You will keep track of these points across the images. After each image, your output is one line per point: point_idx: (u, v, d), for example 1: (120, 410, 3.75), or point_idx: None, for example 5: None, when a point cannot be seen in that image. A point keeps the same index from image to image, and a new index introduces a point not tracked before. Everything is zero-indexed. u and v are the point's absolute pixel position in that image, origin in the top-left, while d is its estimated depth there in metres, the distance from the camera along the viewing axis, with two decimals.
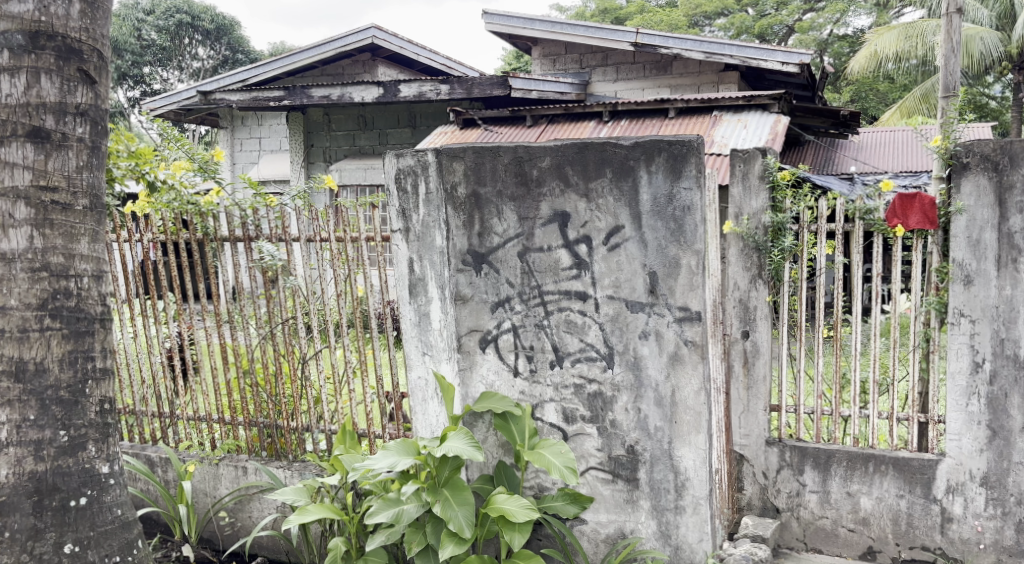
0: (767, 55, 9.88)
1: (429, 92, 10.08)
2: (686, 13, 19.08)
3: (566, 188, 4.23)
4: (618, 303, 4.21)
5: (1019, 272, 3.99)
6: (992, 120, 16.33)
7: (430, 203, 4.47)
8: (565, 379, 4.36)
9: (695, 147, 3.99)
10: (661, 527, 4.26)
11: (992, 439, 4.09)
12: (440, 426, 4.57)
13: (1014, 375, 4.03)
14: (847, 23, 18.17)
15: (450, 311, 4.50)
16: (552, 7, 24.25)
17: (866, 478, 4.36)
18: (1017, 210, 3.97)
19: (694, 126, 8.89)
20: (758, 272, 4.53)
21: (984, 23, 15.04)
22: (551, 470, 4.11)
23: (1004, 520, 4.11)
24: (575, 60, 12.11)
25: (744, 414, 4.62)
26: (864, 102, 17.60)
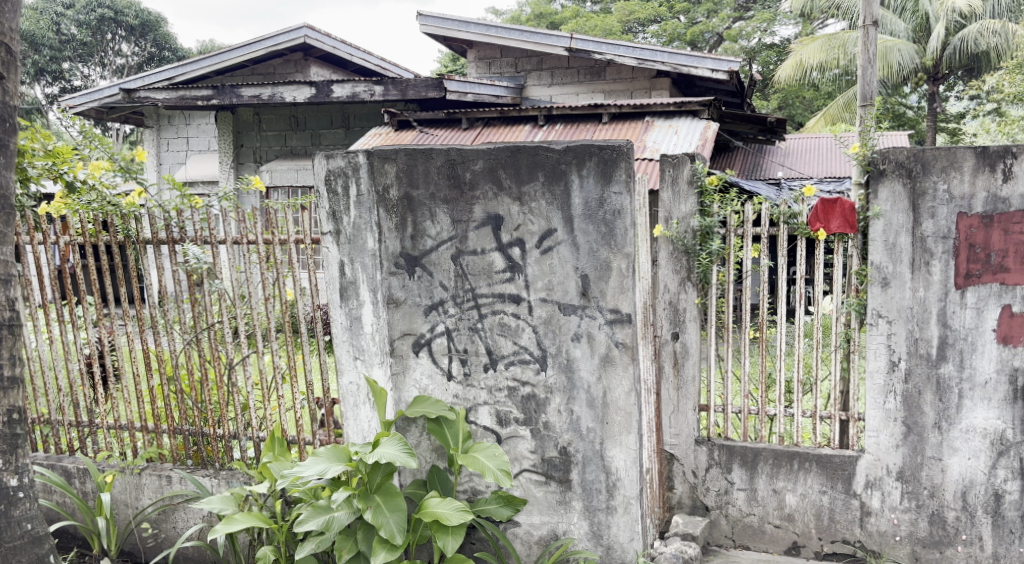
0: (697, 62, 10.08)
1: (363, 93, 9.98)
2: (619, 19, 19.30)
3: (499, 192, 4.24)
4: (551, 306, 4.24)
5: (931, 274, 4.16)
6: (910, 128, 17.02)
7: (362, 205, 4.42)
8: (498, 382, 4.37)
9: (624, 152, 4.05)
10: (593, 527, 4.30)
11: (907, 435, 4.26)
12: (371, 432, 4.52)
13: (927, 373, 4.20)
14: (774, 32, 18.70)
15: (382, 315, 4.47)
16: (486, 10, 24.26)
17: (791, 475, 4.48)
18: (929, 215, 4.15)
19: (627, 131, 9.02)
20: (687, 274, 4.62)
21: (901, 36, 15.67)
22: (484, 474, 4.10)
23: (918, 512, 4.28)
24: (510, 64, 12.14)
25: (674, 414, 4.69)
26: (791, 109, 18.16)
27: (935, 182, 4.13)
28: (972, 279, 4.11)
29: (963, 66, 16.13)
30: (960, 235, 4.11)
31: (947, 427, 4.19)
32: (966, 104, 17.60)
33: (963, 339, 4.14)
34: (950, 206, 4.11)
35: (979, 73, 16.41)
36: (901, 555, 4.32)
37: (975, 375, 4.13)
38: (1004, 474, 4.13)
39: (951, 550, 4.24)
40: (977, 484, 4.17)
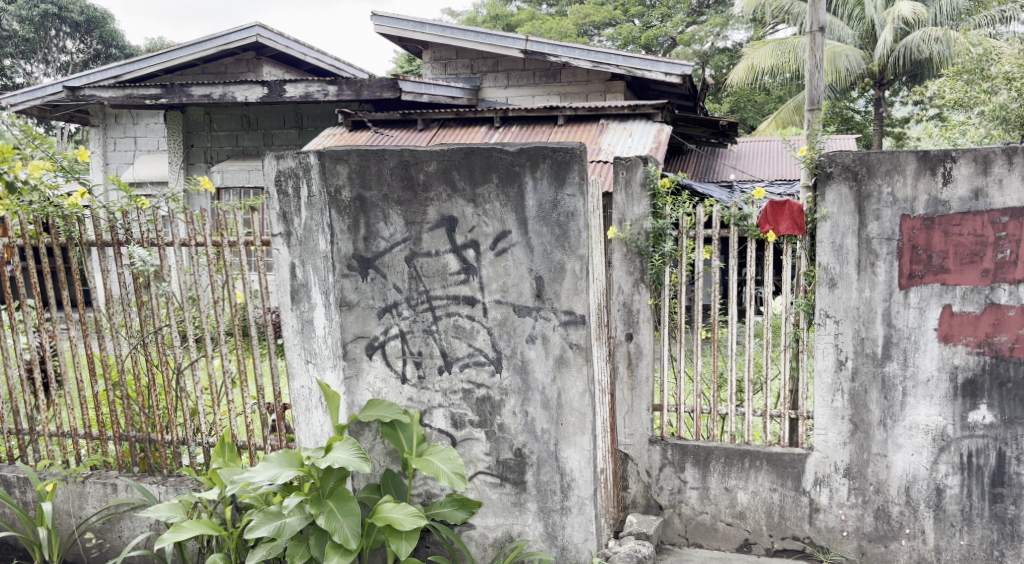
0: (651, 65, 10.19)
1: (316, 94, 9.88)
2: (574, 22, 19.42)
3: (453, 194, 4.24)
4: (506, 307, 4.24)
5: (877, 275, 4.26)
6: (857, 133, 17.42)
7: (313, 206, 4.37)
8: (453, 385, 4.36)
9: (577, 154, 4.08)
10: (548, 528, 4.32)
11: (854, 432, 4.35)
12: (324, 436, 4.46)
13: (873, 372, 4.30)
14: (726, 36, 18.97)
15: (334, 318, 4.42)
16: (442, 10, 24.16)
17: (742, 473, 4.54)
18: (874, 217, 4.24)
19: (582, 134, 9.07)
20: (640, 276, 4.65)
21: (849, 42, 16.05)
22: (439, 477, 4.08)
23: (864, 508, 4.37)
24: (466, 65, 12.12)
25: (628, 414, 4.73)
26: (743, 112, 18.45)
27: (879, 185, 4.22)
28: (915, 280, 4.21)
29: (907, 73, 16.56)
30: (903, 237, 4.21)
31: (892, 424, 4.29)
32: (911, 109, 18.06)
33: (906, 338, 4.24)
34: (894, 208, 4.21)
35: (922, 79, 16.86)
36: (848, 550, 4.42)
37: (918, 373, 4.24)
38: (945, 469, 4.24)
39: (895, 544, 4.34)
40: (920, 479, 4.28)
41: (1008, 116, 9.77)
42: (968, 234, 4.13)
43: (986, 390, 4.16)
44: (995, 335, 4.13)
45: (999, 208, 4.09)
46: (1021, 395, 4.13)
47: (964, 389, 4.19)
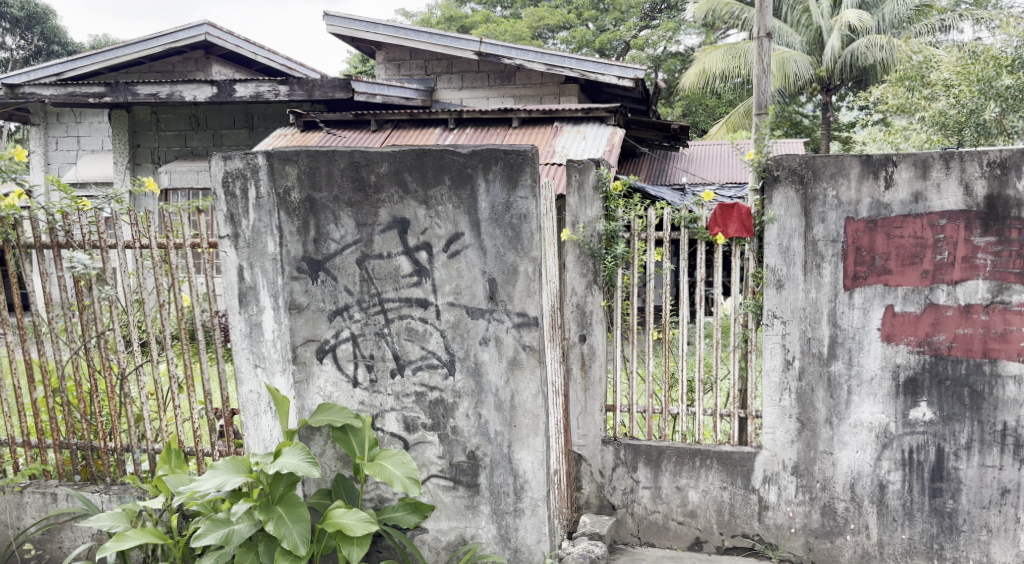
0: (604, 69, 10.27)
1: (267, 93, 9.75)
2: (529, 25, 19.49)
3: (405, 195, 4.22)
4: (459, 310, 4.23)
5: (822, 276, 4.35)
6: (805, 136, 17.79)
7: (261, 208, 4.31)
8: (405, 388, 4.33)
9: (529, 157, 4.09)
10: (501, 530, 4.32)
11: (801, 431, 4.43)
12: (273, 441, 4.40)
13: (819, 371, 4.39)
14: (678, 41, 19.23)
15: (283, 321, 4.36)
16: (396, 11, 24.02)
17: (693, 472, 4.59)
18: (820, 219, 4.33)
19: (536, 136, 9.09)
20: (593, 278, 4.68)
21: (797, 48, 16.39)
22: (391, 482, 4.04)
23: (811, 505, 4.45)
24: (420, 66, 12.09)
25: (582, 414, 4.75)
26: (695, 116, 18.71)
27: (825, 188, 4.31)
28: (859, 280, 4.31)
29: (853, 78, 16.95)
30: (848, 239, 4.31)
31: (837, 422, 4.38)
32: (856, 114, 18.51)
33: (851, 338, 4.34)
34: (838, 211, 4.31)
35: (867, 84, 17.28)
36: (795, 546, 4.49)
37: (862, 372, 4.34)
38: (888, 466, 4.34)
39: (841, 539, 4.43)
40: (864, 476, 4.37)
41: (947, 121, 10.05)
42: (909, 236, 4.24)
43: (926, 388, 4.27)
44: (934, 334, 4.24)
45: (937, 211, 4.20)
46: (959, 393, 4.23)
47: (906, 387, 4.29)
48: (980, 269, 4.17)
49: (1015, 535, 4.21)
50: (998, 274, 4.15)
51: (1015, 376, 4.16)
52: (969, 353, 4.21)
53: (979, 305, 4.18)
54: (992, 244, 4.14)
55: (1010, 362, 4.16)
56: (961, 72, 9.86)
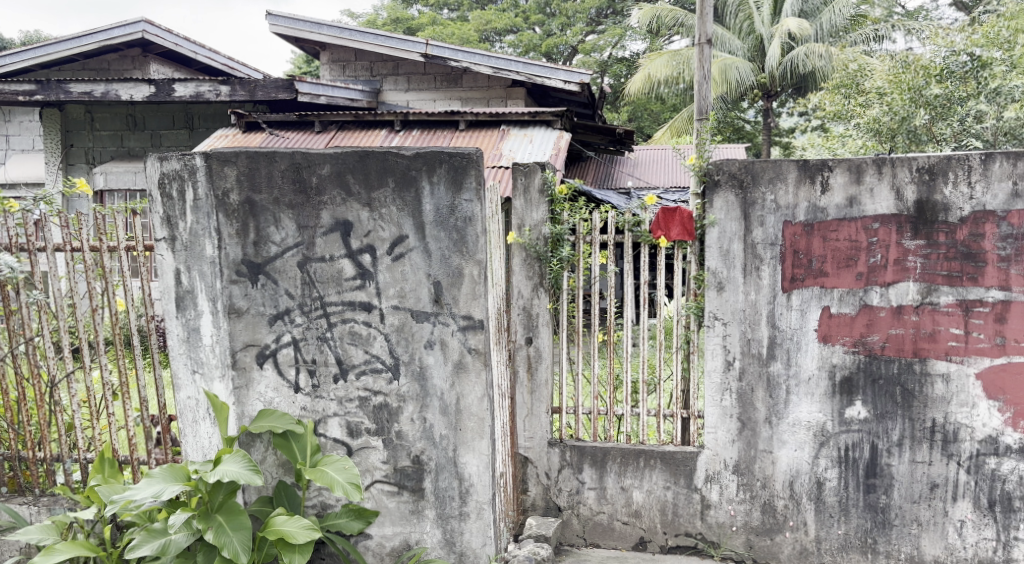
0: (550, 73, 10.33)
1: (208, 93, 9.54)
2: (477, 28, 19.47)
3: (348, 197, 4.17)
4: (403, 313, 4.20)
5: (761, 279, 4.44)
6: (747, 142, 18.14)
7: (199, 210, 4.22)
8: (349, 393, 4.28)
9: (474, 160, 4.08)
10: (445, 535, 4.29)
11: (742, 430, 4.51)
12: (212, 449, 4.30)
13: (759, 371, 4.47)
14: (624, 46, 19.48)
15: (222, 325, 4.27)
16: (341, 11, 23.75)
17: (637, 472, 4.63)
18: (758, 223, 4.42)
19: (483, 139, 9.09)
20: (539, 280, 4.70)
21: (738, 55, 16.75)
22: (333, 487, 3.99)
23: (752, 503, 4.53)
24: (365, 68, 11.98)
25: (528, 417, 4.76)
26: (640, 121, 18.99)
27: (764, 193, 4.40)
28: (797, 283, 4.41)
29: (792, 85, 17.36)
30: (786, 242, 4.40)
31: (777, 421, 4.47)
32: (796, 120, 18.95)
33: (789, 339, 4.43)
34: (776, 215, 4.40)
35: (806, 91, 17.72)
36: (737, 544, 4.55)
37: (800, 372, 4.43)
38: (825, 463, 4.44)
39: (780, 536, 4.51)
40: (802, 473, 4.46)
41: (881, 128, 10.30)
42: (844, 239, 4.35)
43: (861, 387, 4.38)
44: (868, 335, 4.36)
45: (871, 215, 4.32)
46: (891, 391, 4.35)
47: (842, 387, 4.40)
48: (910, 272, 4.30)
49: (944, 528, 4.34)
50: (928, 276, 4.28)
51: (943, 374, 4.30)
52: (901, 353, 4.33)
53: (909, 306, 4.31)
54: (922, 247, 4.28)
55: (938, 361, 4.30)
56: (892, 81, 10.17)
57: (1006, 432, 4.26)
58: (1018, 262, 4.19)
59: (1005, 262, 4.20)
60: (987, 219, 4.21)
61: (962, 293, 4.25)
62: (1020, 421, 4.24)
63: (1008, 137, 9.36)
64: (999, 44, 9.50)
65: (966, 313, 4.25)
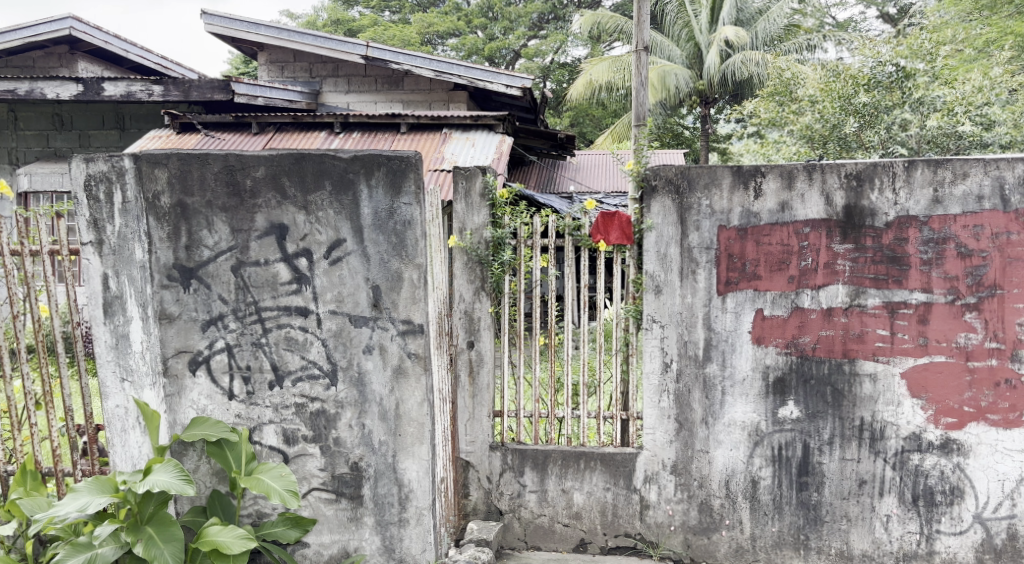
0: (492, 77, 10.37)
1: (139, 93, 9.28)
2: (418, 31, 19.38)
3: (283, 200, 4.12)
4: (341, 318, 4.15)
5: (697, 282, 4.51)
6: (686, 147, 18.48)
7: (127, 213, 4.12)
8: (285, 399, 4.22)
9: (412, 163, 4.05)
10: (385, 541, 4.24)
11: (679, 431, 4.57)
12: (142, 459, 4.18)
13: (695, 373, 4.54)
14: (566, 52, 19.61)
15: (153, 332, 4.18)
16: (280, 11, 23.41)
17: (578, 475, 4.66)
18: (694, 228, 4.50)
19: (424, 142, 9.04)
20: (481, 284, 4.69)
21: (677, 62, 17.05)
22: (269, 495, 3.92)
23: (689, 502, 4.59)
24: (304, 69, 11.81)
25: (469, 421, 4.75)
26: (582, 126, 19.21)
27: (699, 198, 4.49)
28: (731, 286, 4.49)
29: (729, 92, 17.72)
30: (721, 246, 4.48)
31: (713, 422, 4.55)
32: (733, 126, 19.34)
33: (724, 340, 4.51)
34: (711, 219, 4.48)
35: (742, 98, 18.11)
36: (675, 543, 4.61)
37: (735, 373, 4.52)
38: (759, 462, 4.53)
39: (716, 535, 4.58)
40: (737, 473, 4.55)
41: (814, 135, 10.63)
42: (776, 243, 4.45)
43: (793, 388, 4.48)
44: (800, 336, 4.47)
45: (802, 220, 4.43)
46: (822, 391, 4.46)
47: (774, 387, 4.50)
48: (840, 274, 4.42)
49: (872, 522, 4.47)
50: (856, 279, 4.41)
51: (870, 374, 4.43)
52: (831, 353, 4.45)
53: (839, 308, 4.43)
54: (850, 251, 4.40)
55: (866, 361, 4.43)
56: (824, 90, 10.52)
57: (929, 428, 4.40)
58: (939, 265, 4.34)
59: (928, 265, 4.35)
60: (910, 224, 4.35)
61: (888, 295, 4.39)
62: (942, 418, 4.39)
63: (931, 145, 9.65)
64: (921, 57, 10.00)
65: (891, 314, 4.39)
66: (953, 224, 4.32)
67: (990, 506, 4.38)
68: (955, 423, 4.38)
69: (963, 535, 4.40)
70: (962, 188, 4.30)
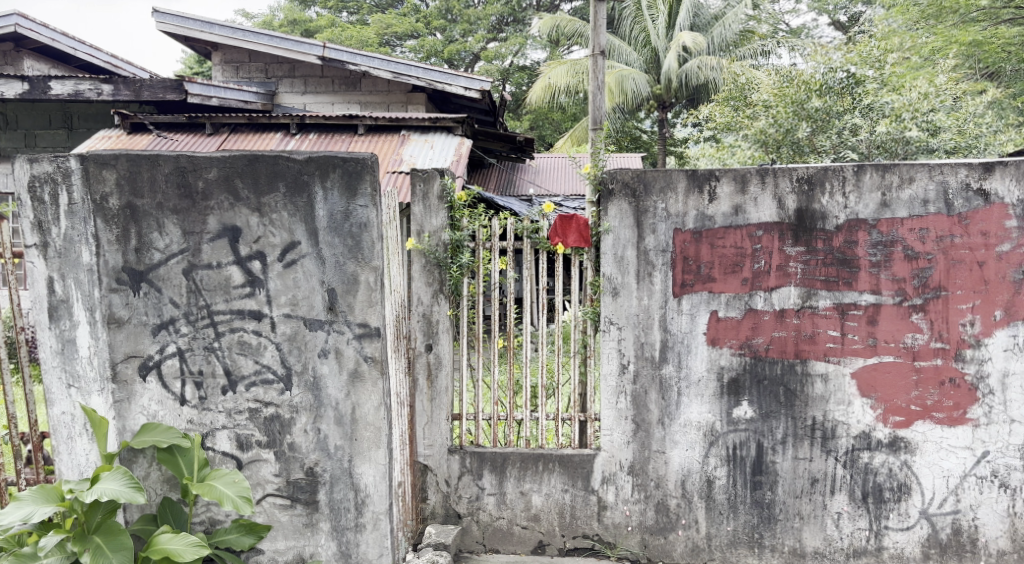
0: (450, 79, 10.35)
1: (88, 92, 9.08)
2: (377, 32, 19.14)
3: (236, 202, 4.06)
4: (296, 321, 4.10)
5: (654, 285, 4.55)
6: (644, 151, 18.65)
7: (74, 215, 4.03)
8: (238, 404, 4.15)
9: (368, 165, 4.02)
10: (341, 547, 4.19)
11: (636, 431, 4.60)
12: (89, 467, 4.08)
13: (652, 374, 4.58)
14: (525, 55, 19.61)
15: (101, 336, 4.08)
16: (235, 11, 23.07)
17: (536, 477, 4.66)
18: (650, 231, 4.54)
19: (382, 144, 8.99)
20: (439, 286, 4.67)
21: (635, 66, 17.18)
22: (222, 502, 3.86)
23: (646, 503, 4.62)
24: (260, 69, 11.66)
25: (427, 425, 4.72)
26: (542, 130, 19.28)
27: (655, 201, 4.53)
28: (687, 288, 4.54)
29: (687, 97, 17.92)
30: (676, 249, 4.53)
31: (669, 422, 4.58)
32: (689, 130, 19.57)
33: (680, 342, 4.55)
34: (667, 222, 4.53)
35: (699, 102, 18.32)
36: (632, 543, 4.64)
37: (690, 374, 4.56)
38: (714, 462, 4.58)
39: (673, 535, 4.61)
40: (693, 473, 4.59)
41: (767, 139, 10.74)
42: (730, 246, 4.51)
43: (747, 388, 4.54)
44: (753, 337, 4.53)
45: (755, 222, 4.50)
46: (776, 391, 4.53)
47: (729, 387, 4.55)
48: (791, 277, 4.49)
49: (823, 520, 4.54)
50: (808, 281, 4.49)
51: (822, 374, 4.50)
52: (784, 354, 4.52)
53: (791, 309, 4.50)
54: (802, 254, 4.48)
55: (818, 361, 4.50)
56: (776, 95, 10.54)
57: (878, 427, 4.49)
58: (887, 267, 4.44)
59: (876, 267, 4.44)
60: (860, 227, 4.44)
61: (839, 297, 4.47)
62: (890, 416, 4.48)
63: (880, 149, 9.95)
64: (870, 63, 10.27)
65: (842, 315, 4.47)
66: (900, 227, 4.42)
67: (936, 502, 4.48)
68: (903, 421, 4.47)
69: (910, 530, 4.49)
70: (908, 192, 4.40)
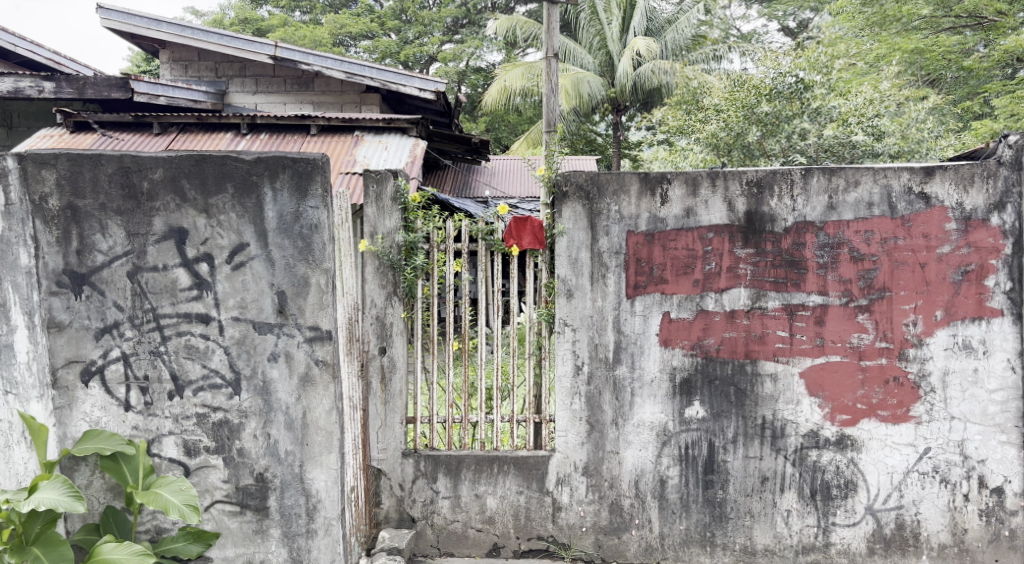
0: (405, 80, 10.29)
1: (28, 89, 8.84)
2: (331, 32, 19.01)
3: (182, 203, 3.97)
4: (245, 324, 4.03)
5: (608, 286, 4.57)
6: (598, 154, 18.81)
7: (11, 216, 3.90)
8: (185, 409, 4.06)
9: (319, 166, 3.97)
10: (292, 553, 4.12)
11: (590, 432, 4.62)
12: (27, 476, 3.93)
13: (606, 375, 4.60)
14: (480, 56, 19.56)
15: (40, 341, 3.96)
16: (185, 8, 22.62)
17: (491, 479, 4.65)
18: (604, 233, 4.56)
19: (335, 145, 8.90)
20: (393, 289, 4.63)
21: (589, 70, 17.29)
22: (168, 511, 3.76)
23: (600, 503, 4.64)
24: (210, 68, 11.46)
25: (381, 428, 4.67)
26: (497, 132, 19.32)
27: (608, 203, 4.55)
28: (640, 290, 4.57)
29: (641, 100, 18.08)
30: (629, 251, 4.56)
31: (622, 422, 4.61)
32: (643, 132, 19.79)
33: (633, 343, 4.58)
34: (620, 225, 4.55)
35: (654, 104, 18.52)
36: (586, 544, 4.65)
37: (643, 375, 4.59)
38: (667, 462, 4.61)
39: (627, 534, 4.64)
40: (646, 472, 4.62)
41: (718, 143, 10.76)
42: (682, 248, 4.55)
43: (699, 388, 4.59)
44: (704, 338, 4.57)
45: (706, 225, 4.55)
46: (726, 391, 4.58)
47: (681, 388, 4.59)
48: (741, 278, 4.55)
49: (773, 518, 4.60)
50: (757, 282, 4.55)
51: (771, 374, 4.57)
52: (734, 354, 4.57)
53: (741, 310, 4.56)
54: (751, 256, 4.54)
55: (767, 361, 4.57)
56: (728, 98, 10.72)
57: (825, 426, 4.57)
58: (834, 268, 4.52)
59: (823, 269, 4.52)
60: (808, 229, 4.52)
61: (788, 297, 4.54)
62: (837, 415, 4.56)
63: (828, 154, 10.22)
64: (818, 69, 10.58)
65: (790, 316, 4.54)
66: (847, 229, 4.51)
67: (880, 498, 4.57)
68: (850, 419, 4.56)
69: (856, 526, 4.58)
70: (854, 195, 4.49)
